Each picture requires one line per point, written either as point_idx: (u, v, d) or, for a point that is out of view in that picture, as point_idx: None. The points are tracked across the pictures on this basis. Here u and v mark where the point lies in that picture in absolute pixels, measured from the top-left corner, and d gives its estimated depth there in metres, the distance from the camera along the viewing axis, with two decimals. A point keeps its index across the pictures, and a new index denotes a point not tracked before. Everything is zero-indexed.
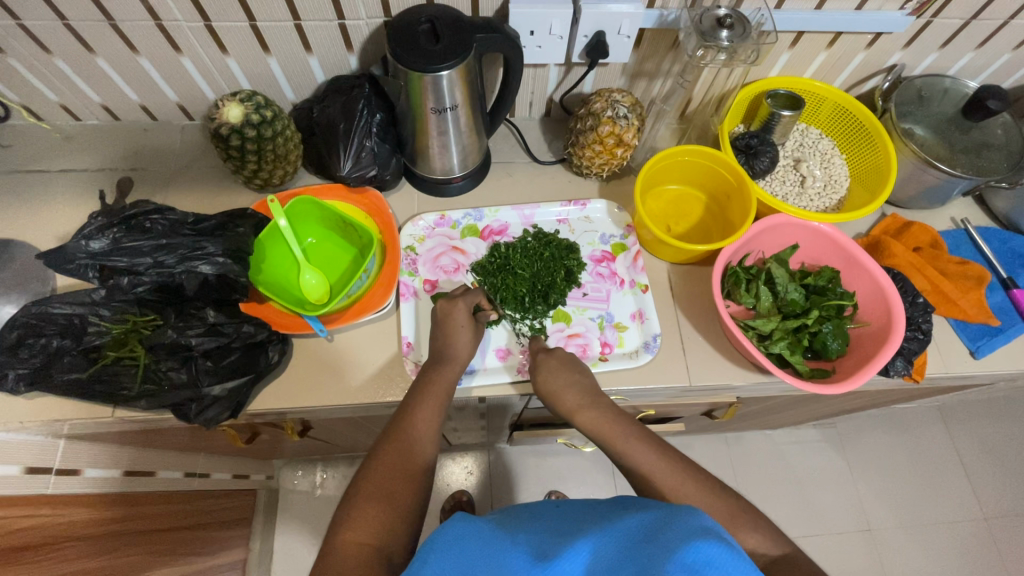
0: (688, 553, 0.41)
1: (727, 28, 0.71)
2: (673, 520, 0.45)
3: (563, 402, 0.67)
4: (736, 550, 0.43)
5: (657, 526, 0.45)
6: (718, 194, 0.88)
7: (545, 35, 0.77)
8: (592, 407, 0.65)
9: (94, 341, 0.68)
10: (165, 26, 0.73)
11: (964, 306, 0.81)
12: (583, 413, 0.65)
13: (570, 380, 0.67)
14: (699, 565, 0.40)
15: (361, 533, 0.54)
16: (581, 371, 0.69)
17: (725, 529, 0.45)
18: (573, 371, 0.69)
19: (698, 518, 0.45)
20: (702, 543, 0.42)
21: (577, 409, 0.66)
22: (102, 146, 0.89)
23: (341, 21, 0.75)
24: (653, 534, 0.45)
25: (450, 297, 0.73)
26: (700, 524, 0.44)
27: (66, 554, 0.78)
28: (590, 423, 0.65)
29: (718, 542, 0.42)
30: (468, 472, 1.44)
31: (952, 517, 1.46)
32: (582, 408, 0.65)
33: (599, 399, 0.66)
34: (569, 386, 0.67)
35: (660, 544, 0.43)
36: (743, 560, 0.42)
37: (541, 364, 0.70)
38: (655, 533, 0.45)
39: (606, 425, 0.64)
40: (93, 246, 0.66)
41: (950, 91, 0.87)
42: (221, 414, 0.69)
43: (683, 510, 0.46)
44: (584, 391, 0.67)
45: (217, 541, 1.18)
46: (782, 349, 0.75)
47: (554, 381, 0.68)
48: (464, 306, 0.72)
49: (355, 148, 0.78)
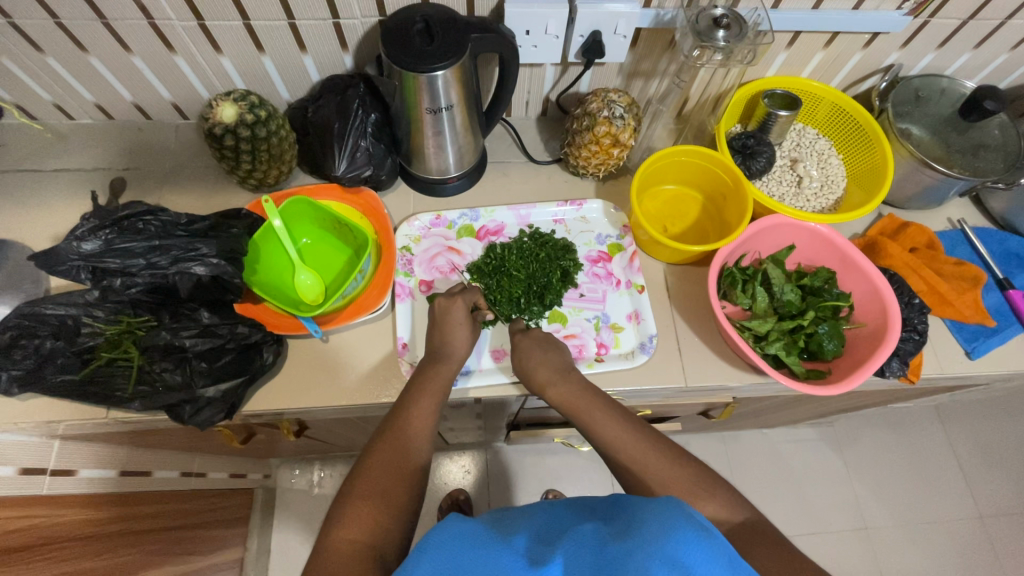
0: (669, 546, 0.42)
1: (723, 28, 0.71)
2: (652, 512, 0.46)
3: (536, 375, 0.68)
4: (713, 537, 0.44)
5: (636, 519, 0.46)
6: (714, 194, 0.87)
7: (540, 35, 0.77)
8: (563, 382, 0.66)
9: (87, 343, 0.68)
10: (157, 25, 0.73)
11: (959, 307, 0.81)
12: (553, 386, 0.66)
13: (543, 357, 0.69)
14: (679, 558, 0.41)
15: (354, 530, 0.54)
16: (557, 349, 0.71)
17: (704, 518, 0.46)
18: (547, 349, 0.70)
19: (677, 509, 0.46)
20: (678, 535, 0.43)
21: (548, 383, 0.67)
22: (96, 146, 0.88)
23: (336, 21, 0.75)
24: (636, 528, 0.45)
25: (448, 295, 0.73)
26: (679, 513, 0.45)
27: (60, 555, 0.78)
28: (562, 398, 0.65)
29: (697, 532, 0.43)
30: (465, 471, 1.44)
31: (948, 516, 1.46)
32: (553, 382, 0.66)
33: (570, 373, 0.67)
34: (541, 363, 0.68)
35: (640, 538, 0.43)
36: (718, 544, 0.44)
37: (518, 346, 0.71)
38: (635, 526, 0.45)
39: (576, 396, 0.64)
40: (85, 248, 0.65)
41: (947, 90, 0.87)
42: (216, 416, 0.68)
43: (662, 501, 0.47)
44: (556, 367, 0.68)
45: (213, 540, 1.18)
46: (778, 350, 0.75)
47: (530, 358, 0.69)
48: (464, 304, 0.72)
49: (349, 148, 0.78)
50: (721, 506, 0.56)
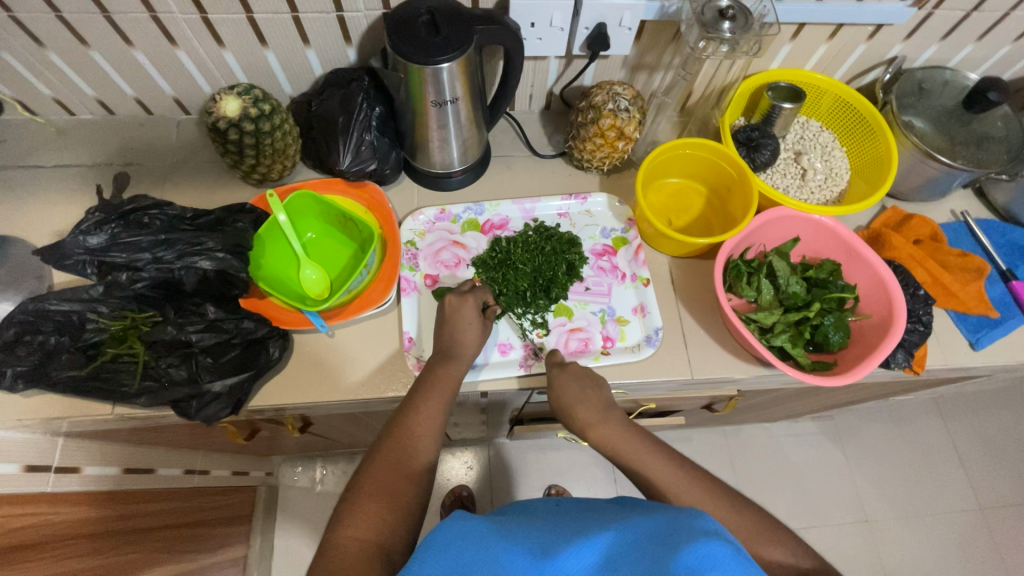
0: (689, 553, 0.42)
1: (728, 19, 0.71)
2: (676, 521, 0.46)
3: (577, 416, 0.66)
4: (739, 551, 0.43)
5: (659, 526, 0.46)
6: (719, 187, 0.87)
7: (545, 27, 0.77)
8: (606, 424, 0.65)
9: (92, 338, 0.67)
10: (160, 18, 0.72)
11: (964, 298, 0.81)
12: (597, 429, 0.65)
13: (584, 397, 0.67)
14: (700, 564, 0.41)
15: (361, 529, 0.53)
16: (595, 384, 0.69)
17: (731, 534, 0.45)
18: (588, 386, 0.68)
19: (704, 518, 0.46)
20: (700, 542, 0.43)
21: (591, 424, 0.65)
22: (97, 142, 0.88)
23: (340, 13, 0.74)
24: (648, 538, 0.45)
25: (459, 293, 0.72)
26: (702, 525, 0.45)
27: (65, 553, 0.78)
28: (604, 439, 0.65)
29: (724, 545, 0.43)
30: (468, 467, 1.44)
31: (949, 509, 1.47)
32: (595, 424, 0.65)
33: (611, 413, 0.66)
34: (583, 402, 0.67)
35: (655, 546, 0.44)
36: (742, 559, 0.43)
37: (556, 381, 0.69)
38: (661, 534, 0.45)
39: (620, 440, 0.64)
40: (91, 242, 0.66)
41: (950, 83, 0.87)
42: (222, 411, 0.68)
43: (688, 512, 0.47)
44: (599, 405, 0.67)
45: (217, 537, 1.17)
46: (783, 342, 0.75)
47: (568, 395, 0.68)
48: (475, 303, 0.72)
49: (354, 142, 0.78)
50: None
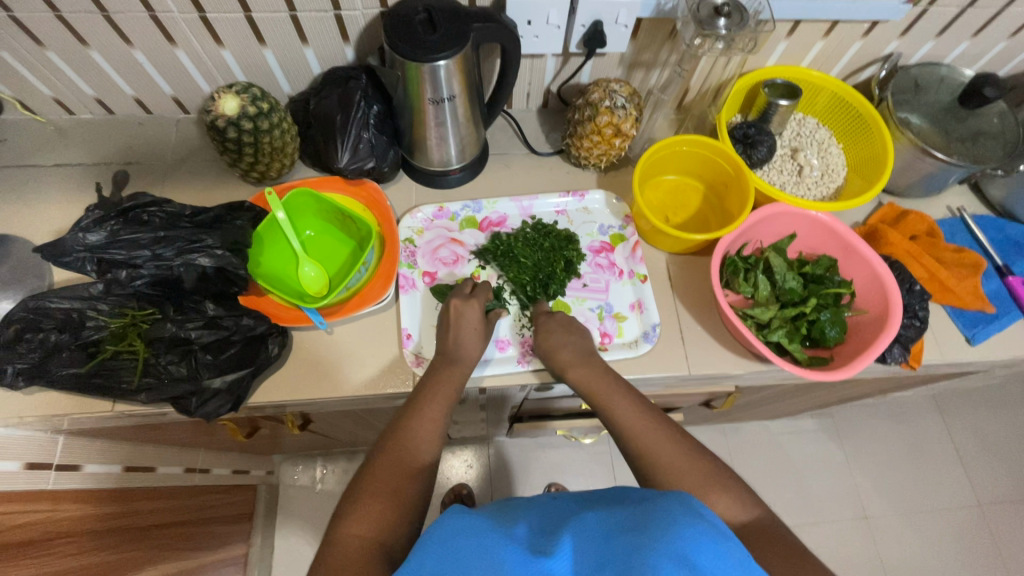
0: (678, 542, 0.42)
1: (724, 16, 0.71)
2: (662, 507, 0.47)
3: (556, 359, 0.70)
4: (727, 539, 0.44)
5: (644, 512, 0.47)
6: (716, 184, 0.88)
7: (541, 25, 0.77)
8: (583, 364, 0.68)
9: (92, 336, 0.67)
10: (158, 17, 0.73)
11: (960, 294, 0.82)
12: (575, 367, 0.68)
13: (565, 339, 0.71)
14: (689, 556, 0.42)
15: (363, 526, 0.54)
16: (578, 332, 0.72)
17: (718, 519, 0.46)
18: (570, 332, 0.72)
19: (686, 503, 0.46)
20: (688, 531, 0.43)
21: (570, 364, 0.69)
22: (97, 141, 0.88)
23: (337, 12, 0.75)
24: (640, 525, 0.45)
25: (463, 297, 0.73)
26: (687, 510, 0.45)
27: (67, 549, 0.78)
28: (582, 379, 0.67)
29: (710, 533, 0.44)
30: (468, 465, 1.44)
31: (948, 505, 1.47)
32: (574, 363, 0.68)
33: None
34: (563, 346, 0.70)
35: (647, 532, 0.44)
36: (731, 548, 0.44)
37: (542, 327, 0.73)
38: (650, 523, 0.45)
39: (594, 380, 0.66)
40: (90, 239, 0.66)
41: (946, 79, 0.88)
42: (222, 407, 0.68)
43: (674, 497, 0.48)
44: (578, 351, 0.70)
45: (217, 536, 1.18)
46: (781, 337, 0.76)
47: (550, 340, 0.71)
48: (479, 305, 0.73)
49: (352, 140, 0.78)
50: (724, 495, 0.57)
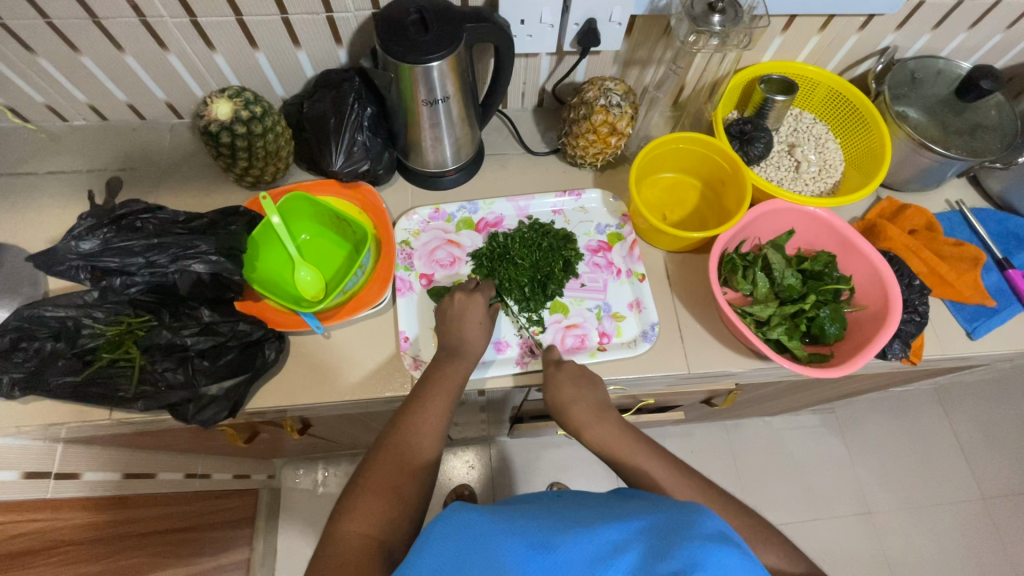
0: (694, 552, 0.42)
1: (718, 13, 0.71)
2: (677, 521, 0.46)
3: (574, 416, 0.67)
4: (742, 551, 0.44)
5: (657, 521, 0.47)
6: (713, 181, 0.87)
7: (535, 24, 0.77)
8: (601, 425, 0.66)
9: (87, 344, 0.67)
10: (149, 22, 0.72)
11: (960, 287, 0.81)
12: (592, 429, 0.66)
13: (581, 396, 0.67)
14: (707, 561, 0.42)
15: (363, 524, 0.54)
16: (591, 385, 0.69)
17: (732, 531, 0.46)
18: (581, 386, 0.68)
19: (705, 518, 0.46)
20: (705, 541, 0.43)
21: (586, 426, 0.66)
22: (91, 147, 0.88)
23: (329, 14, 0.74)
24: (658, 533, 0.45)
25: (466, 291, 0.72)
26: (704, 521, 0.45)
27: (70, 557, 0.77)
28: (597, 439, 0.66)
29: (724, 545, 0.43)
30: (470, 466, 1.44)
31: (952, 499, 1.47)
32: (589, 425, 0.66)
33: (606, 414, 0.67)
34: (578, 401, 0.67)
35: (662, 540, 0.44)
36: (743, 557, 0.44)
37: (551, 379, 0.69)
38: (662, 531, 0.45)
39: (616, 440, 0.65)
40: (83, 247, 0.66)
41: (943, 72, 0.87)
42: (219, 414, 0.67)
43: (691, 509, 0.48)
44: (594, 405, 0.67)
45: (220, 541, 1.17)
46: (780, 335, 0.75)
47: (563, 395, 0.68)
48: (482, 300, 0.72)
49: (346, 142, 0.78)
50: None
